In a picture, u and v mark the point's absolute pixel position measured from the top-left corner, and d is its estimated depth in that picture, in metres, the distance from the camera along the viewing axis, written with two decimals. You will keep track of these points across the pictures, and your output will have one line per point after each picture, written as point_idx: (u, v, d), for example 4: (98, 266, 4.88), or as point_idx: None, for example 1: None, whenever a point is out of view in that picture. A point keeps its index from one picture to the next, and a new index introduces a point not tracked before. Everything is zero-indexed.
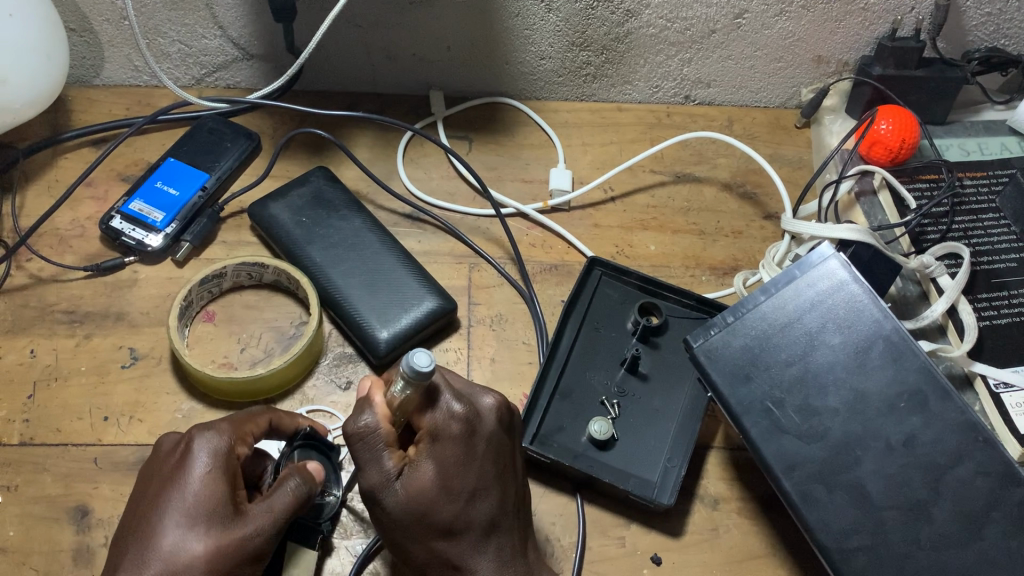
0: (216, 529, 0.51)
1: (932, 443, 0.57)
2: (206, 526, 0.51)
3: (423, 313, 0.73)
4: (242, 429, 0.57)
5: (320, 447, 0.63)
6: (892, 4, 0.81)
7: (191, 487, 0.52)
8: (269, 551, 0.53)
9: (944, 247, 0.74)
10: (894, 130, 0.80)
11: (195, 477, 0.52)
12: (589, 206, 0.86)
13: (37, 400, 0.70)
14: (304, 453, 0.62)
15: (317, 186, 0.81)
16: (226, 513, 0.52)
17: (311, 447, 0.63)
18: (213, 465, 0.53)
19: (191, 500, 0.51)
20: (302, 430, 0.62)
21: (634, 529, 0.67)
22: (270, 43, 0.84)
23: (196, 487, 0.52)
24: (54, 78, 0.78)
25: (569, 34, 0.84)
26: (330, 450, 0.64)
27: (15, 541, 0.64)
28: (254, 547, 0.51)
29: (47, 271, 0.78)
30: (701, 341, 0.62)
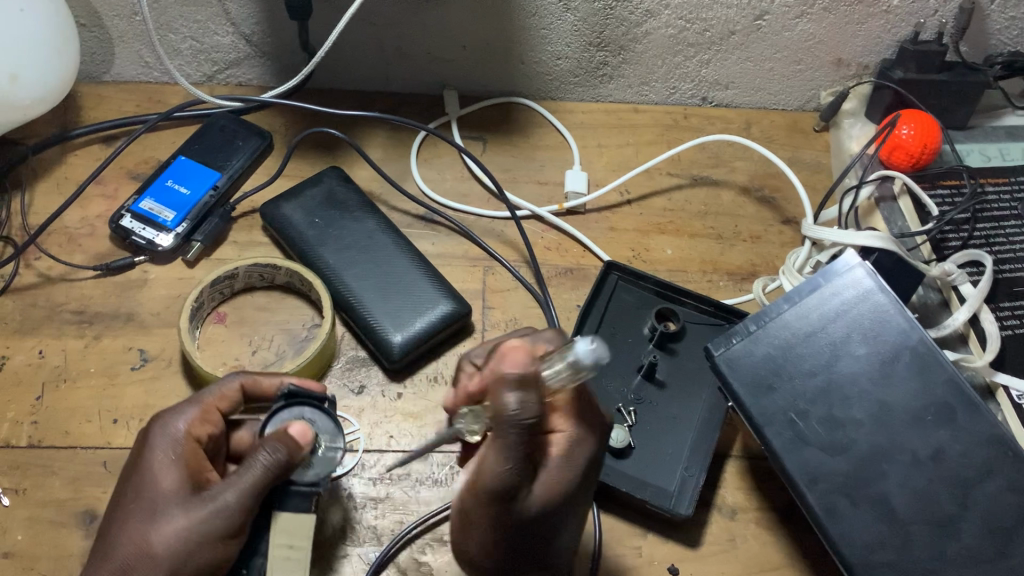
0: (170, 512, 0.51)
1: (960, 457, 0.56)
2: (160, 508, 0.52)
3: (437, 316, 0.72)
4: (205, 409, 0.58)
5: (309, 399, 0.58)
6: (916, 6, 0.80)
7: (146, 474, 0.54)
8: (244, 522, 0.51)
9: (965, 254, 0.73)
10: (916, 135, 0.79)
11: (151, 465, 0.54)
12: (604, 209, 0.85)
13: (45, 401, 0.69)
14: (289, 410, 0.57)
15: (330, 186, 0.80)
16: (181, 497, 0.52)
17: (296, 401, 0.58)
18: (167, 452, 0.55)
19: (145, 489, 0.53)
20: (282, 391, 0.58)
21: (651, 539, 0.66)
22: (283, 40, 0.83)
23: (151, 476, 0.53)
24: (64, 74, 0.77)
25: (587, 34, 0.82)
26: (322, 400, 0.59)
27: (22, 545, 0.63)
28: (218, 522, 0.50)
29: (56, 270, 0.77)
30: (722, 350, 0.60)
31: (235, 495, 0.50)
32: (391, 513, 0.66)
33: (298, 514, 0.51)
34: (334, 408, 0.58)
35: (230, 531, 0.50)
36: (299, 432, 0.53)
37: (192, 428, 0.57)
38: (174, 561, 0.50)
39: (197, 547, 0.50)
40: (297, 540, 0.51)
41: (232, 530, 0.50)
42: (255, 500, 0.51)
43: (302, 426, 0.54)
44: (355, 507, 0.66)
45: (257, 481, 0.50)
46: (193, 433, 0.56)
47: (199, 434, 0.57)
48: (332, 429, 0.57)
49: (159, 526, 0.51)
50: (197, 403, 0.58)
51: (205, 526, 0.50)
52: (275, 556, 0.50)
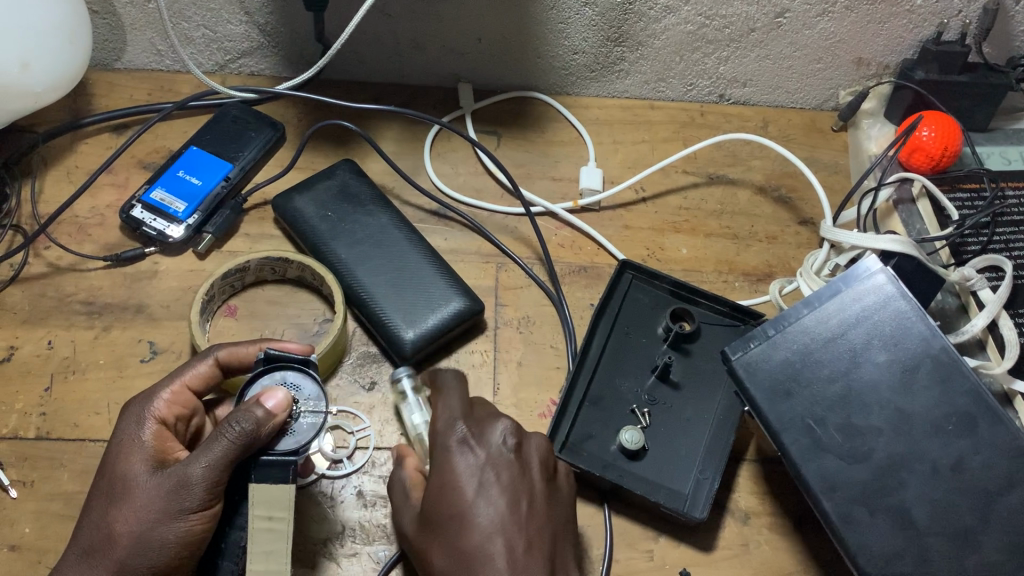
0: (133, 493, 0.51)
1: (981, 468, 0.56)
2: (121, 492, 0.52)
3: (450, 313, 0.72)
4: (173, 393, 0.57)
5: (290, 363, 0.56)
6: (940, 6, 0.78)
7: (114, 460, 0.54)
8: (206, 501, 0.51)
9: (986, 259, 0.71)
10: (937, 138, 0.78)
11: (119, 449, 0.54)
12: (619, 206, 0.84)
13: (54, 393, 0.69)
14: (269, 376, 0.55)
15: (343, 180, 0.79)
16: (146, 476, 0.52)
17: (277, 366, 0.55)
18: (134, 435, 0.55)
19: (111, 473, 0.53)
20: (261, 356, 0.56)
21: (663, 542, 0.66)
22: (297, 30, 0.82)
23: (120, 459, 0.54)
24: (75, 62, 0.76)
25: (604, 29, 0.81)
26: (304, 363, 0.56)
27: (30, 538, 0.63)
28: (180, 498, 0.50)
29: (66, 260, 0.76)
30: (740, 354, 0.60)
31: (199, 470, 0.50)
32: None
33: (276, 484, 0.50)
34: (317, 371, 0.56)
35: (194, 506, 0.51)
36: (273, 401, 0.52)
37: (162, 409, 0.57)
38: (138, 541, 0.50)
39: (158, 525, 0.50)
40: (276, 511, 0.49)
41: (195, 505, 0.51)
42: (221, 474, 0.50)
43: (276, 395, 0.52)
44: (365, 505, 0.66)
45: (222, 456, 0.50)
46: (163, 415, 0.56)
47: (171, 415, 0.57)
48: (317, 395, 0.54)
49: (122, 509, 0.51)
50: (170, 384, 0.58)
51: (166, 503, 0.50)
52: (257, 527, 0.49)
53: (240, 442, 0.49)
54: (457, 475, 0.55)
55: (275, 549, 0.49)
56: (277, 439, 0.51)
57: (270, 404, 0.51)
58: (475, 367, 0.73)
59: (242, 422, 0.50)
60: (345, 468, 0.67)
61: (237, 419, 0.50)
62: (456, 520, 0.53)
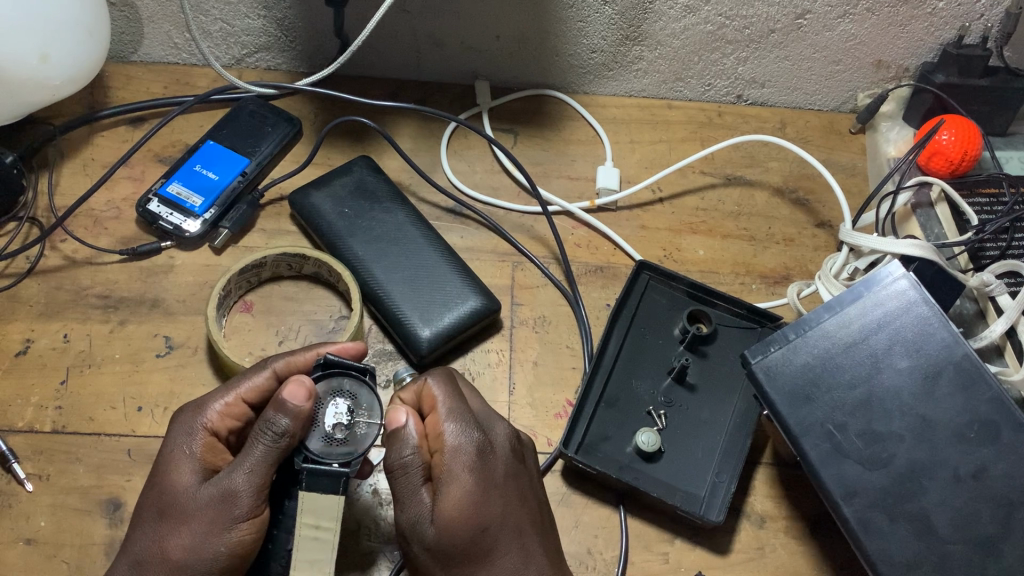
0: (181, 506, 0.52)
1: (1004, 477, 0.56)
2: (170, 503, 0.52)
3: (466, 312, 0.71)
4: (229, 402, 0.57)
5: (347, 369, 0.55)
6: (963, 9, 0.78)
7: (162, 470, 0.54)
8: (253, 511, 0.52)
9: (1004, 265, 0.69)
10: (956, 142, 0.77)
11: (167, 460, 0.54)
12: (636, 207, 0.84)
13: (69, 386, 0.69)
14: (327, 383, 0.54)
15: (360, 176, 0.79)
16: (194, 486, 0.53)
17: (334, 372, 0.55)
18: (183, 445, 0.55)
19: (159, 486, 0.53)
20: (319, 360, 0.55)
21: (678, 545, 0.66)
22: (315, 25, 0.82)
23: (168, 469, 0.54)
24: (93, 54, 0.76)
25: (623, 28, 0.81)
26: (361, 371, 0.55)
27: (46, 532, 0.63)
28: (228, 508, 0.51)
29: (82, 253, 0.76)
30: (760, 358, 0.60)
31: (244, 479, 0.51)
32: None
33: (328, 493, 0.50)
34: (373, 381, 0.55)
35: (243, 514, 0.51)
36: (296, 392, 0.51)
37: (214, 420, 0.56)
38: (192, 555, 0.51)
39: (210, 537, 0.51)
40: (323, 520, 0.50)
41: (244, 514, 0.52)
42: (264, 478, 0.52)
43: (298, 384, 0.51)
44: (382, 503, 0.65)
45: (263, 460, 0.51)
46: (215, 424, 0.56)
47: (223, 426, 0.57)
48: (372, 406, 0.54)
49: (172, 524, 0.51)
50: (226, 392, 0.57)
51: (215, 515, 0.51)
52: (302, 535, 0.49)
53: (276, 445, 0.51)
54: (475, 481, 0.53)
55: (318, 558, 0.49)
56: (328, 448, 0.52)
57: (295, 400, 0.50)
58: (491, 366, 0.73)
59: (276, 424, 0.50)
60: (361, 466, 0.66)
61: (269, 423, 0.50)
62: (483, 536, 0.53)
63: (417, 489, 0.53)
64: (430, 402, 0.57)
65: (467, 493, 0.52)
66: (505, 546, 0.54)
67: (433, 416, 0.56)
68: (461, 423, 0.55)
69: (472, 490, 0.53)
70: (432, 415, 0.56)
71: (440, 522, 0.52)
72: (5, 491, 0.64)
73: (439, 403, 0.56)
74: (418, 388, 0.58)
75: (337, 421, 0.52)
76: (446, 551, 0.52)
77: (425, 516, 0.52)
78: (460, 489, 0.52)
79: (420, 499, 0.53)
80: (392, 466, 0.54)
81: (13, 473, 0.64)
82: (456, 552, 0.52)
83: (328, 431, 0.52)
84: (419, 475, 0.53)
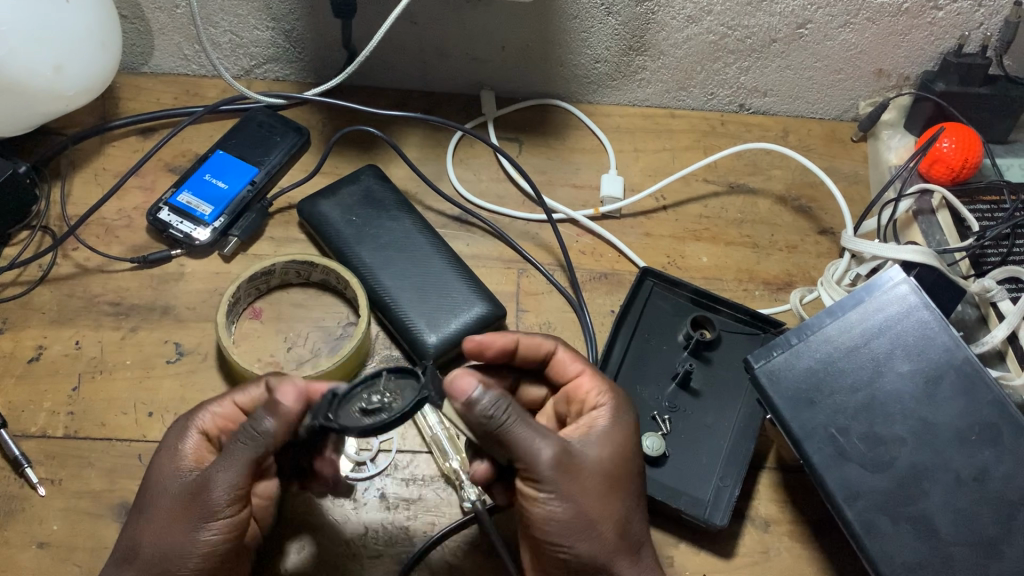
0: (157, 500, 0.53)
1: (1005, 479, 0.56)
2: (150, 502, 0.53)
3: (472, 318, 0.72)
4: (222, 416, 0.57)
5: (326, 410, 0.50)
6: (961, 19, 0.79)
7: (151, 470, 0.55)
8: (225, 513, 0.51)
9: (1006, 270, 0.70)
10: (957, 149, 0.78)
11: (157, 460, 0.55)
12: (640, 214, 0.85)
13: (81, 392, 0.70)
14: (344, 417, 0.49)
15: (367, 185, 0.80)
16: (172, 486, 0.53)
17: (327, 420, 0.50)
18: (174, 444, 0.56)
19: (147, 481, 0.54)
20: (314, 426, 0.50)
21: (683, 549, 0.66)
22: (324, 37, 0.83)
23: (156, 468, 0.55)
24: (105, 66, 0.77)
25: (626, 38, 0.82)
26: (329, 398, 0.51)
27: (58, 535, 0.63)
28: (199, 506, 0.51)
29: (94, 261, 0.77)
30: (763, 362, 0.61)
31: (216, 477, 0.51)
32: (423, 514, 0.66)
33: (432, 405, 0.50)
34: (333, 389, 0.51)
35: (214, 514, 0.51)
36: (286, 395, 0.53)
37: (207, 424, 0.57)
38: (162, 551, 0.51)
39: (181, 533, 0.51)
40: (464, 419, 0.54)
41: (214, 513, 0.51)
42: (237, 481, 0.51)
43: (297, 390, 0.53)
44: (389, 508, 0.66)
45: (246, 462, 0.51)
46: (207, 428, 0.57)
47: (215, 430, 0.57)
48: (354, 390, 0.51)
49: (146, 519, 0.52)
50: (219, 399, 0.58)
51: (187, 510, 0.51)
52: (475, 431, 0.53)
53: (257, 446, 0.51)
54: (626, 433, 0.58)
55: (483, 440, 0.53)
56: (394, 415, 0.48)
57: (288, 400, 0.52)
58: None
59: (259, 423, 0.52)
60: (368, 470, 0.67)
61: (253, 422, 0.52)
62: (632, 476, 0.56)
63: (538, 433, 0.53)
64: (574, 365, 0.62)
65: (617, 443, 0.56)
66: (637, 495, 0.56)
67: (580, 378, 0.62)
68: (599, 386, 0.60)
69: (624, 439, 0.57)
70: (576, 379, 0.62)
71: (586, 462, 0.54)
72: (18, 496, 0.65)
73: (580, 368, 0.62)
74: (547, 347, 0.63)
75: (365, 406, 0.49)
76: (597, 488, 0.54)
77: (566, 457, 0.53)
78: (610, 436, 0.56)
79: (549, 439, 0.53)
80: (489, 421, 0.52)
81: (26, 477, 0.65)
82: (607, 490, 0.54)
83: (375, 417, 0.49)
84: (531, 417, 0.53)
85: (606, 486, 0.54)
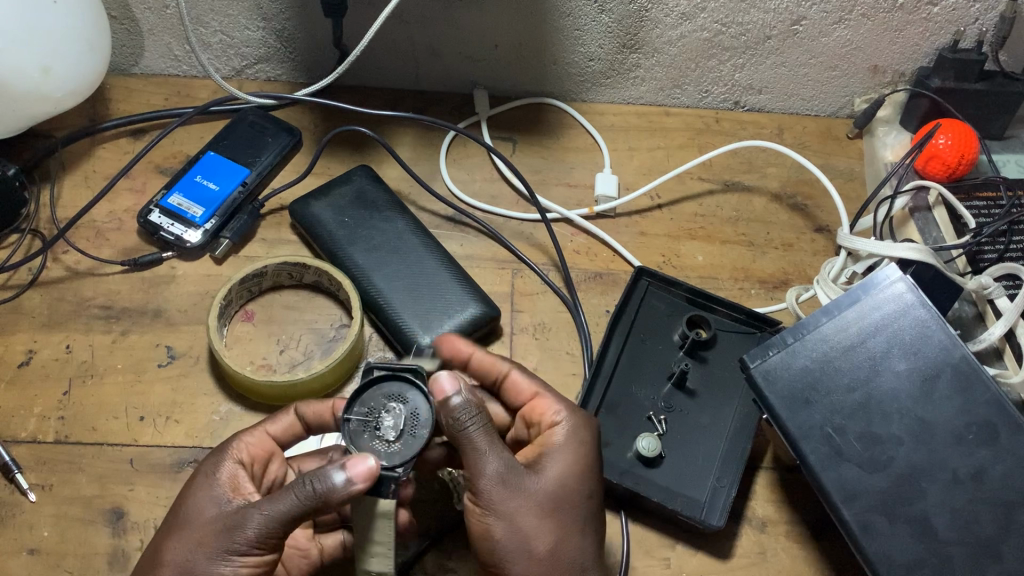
0: (187, 522, 0.51)
1: (1003, 478, 0.56)
2: (179, 523, 0.51)
3: (465, 319, 0.71)
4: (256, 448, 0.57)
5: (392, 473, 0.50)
6: (957, 14, 0.78)
7: (184, 490, 0.53)
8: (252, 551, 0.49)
9: (1001, 267, 0.69)
10: (953, 146, 0.77)
11: (190, 481, 0.54)
12: (635, 213, 0.84)
13: (72, 396, 0.69)
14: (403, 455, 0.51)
15: (359, 185, 0.79)
16: (204, 511, 0.51)
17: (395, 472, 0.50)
18: (209, 467, 0.54)
19: (181, 503, 0.52)
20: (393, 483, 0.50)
21: (680, 550, 0.66)
22: (315, 36, 0.82)
23: (193, 491, 0.53)
24: (94, 67, 0.76)
25: (619, 36, 0.81)
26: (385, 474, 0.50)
27: (49, 542, 0.63)
28: (229, 538, 0.49)
29: (84, 264, 0.76)
30: (758, 362, 0.60)
31: (257, 516, 0.49)
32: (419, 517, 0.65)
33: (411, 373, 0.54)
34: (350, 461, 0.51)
35: (243, 548, 0.49)
36: (358, 468, 0.48)
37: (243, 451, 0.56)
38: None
39: (203, 559, 0.49)
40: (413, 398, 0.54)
41: (242, 548, 0.49)
42: (278, 526, 0.49)
43: (364, 468, 0.48)
44: None
45: (290, 512, 0.49)
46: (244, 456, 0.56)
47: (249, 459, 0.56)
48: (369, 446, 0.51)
49: (172, 540, 0.50)
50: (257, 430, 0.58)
51: (217, 539, 0.49)
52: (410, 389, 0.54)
53: (309, 502, 0.49)
54: (582, 459, 0.55)
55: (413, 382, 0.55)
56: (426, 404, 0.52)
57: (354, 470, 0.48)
58: None
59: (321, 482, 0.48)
60: None
61: (314, 480, 0.49)
62: (582, 506, 0.53)
63: (494, 447, 0.52)
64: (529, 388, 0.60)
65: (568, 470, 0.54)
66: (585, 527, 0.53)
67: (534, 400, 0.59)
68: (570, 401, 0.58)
69: (575, 466, 0.54)
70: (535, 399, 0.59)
71: (535, 489, 0.52)
72: (9, 502, 0.64)
73: (538, 387, 0.59)
74: (501, 371, 0.61)
75: (385, 437, 0.51)
76: (537, 516, 0.51)
77: (512, 476, 0.52)
78: (571, 460, 0.54)
79: (496, 456, 0.52)
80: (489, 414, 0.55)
81: (16, 483, 0.65)
82: (551, 516, 0.52)
83: (410, 430, 0.52)
84: (488, 431, 0.52)
85: (551, 512, 0.52)
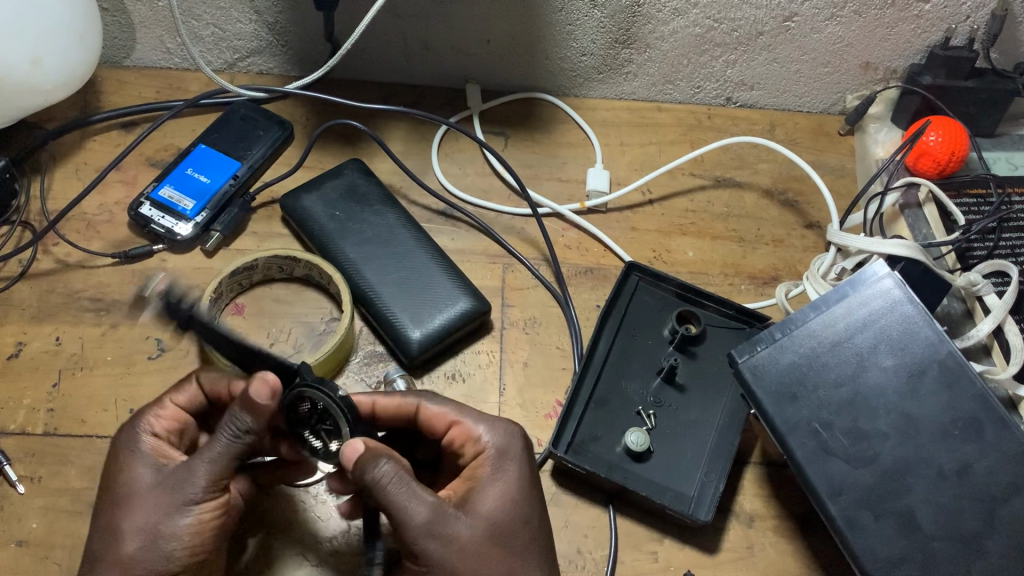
0: (133, 492, 0.51)
1: (987, 474, 0.56)
2: (123, 495, 0.51)
3: (456, 314, 0.72)
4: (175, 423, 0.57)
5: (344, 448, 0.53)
6: (948, 11, 0.78)
7: (113, 467, 0.53)
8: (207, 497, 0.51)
9: (991, 264, 0.68)
10: (943, 143, 0.78)
11: (116, 462, 0.53)
12: (626, 209, 0.84)
13: (61, 389, 0.69)
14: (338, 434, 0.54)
15: (351, 179, 0.79)
16: (146, 479, 0.52)
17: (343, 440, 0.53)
18: (129, 444, 0.54)
19: (115, 480, 0.52)
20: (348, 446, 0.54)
21: (667, 545, 0.66)
22: (306, 30, 0.82)
23: (121, 468, 0.52)
24: (85, 58, 0.76)
25: (613, 31, 0.81)
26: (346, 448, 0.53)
27: (37, 534, 0.63)
28: (180, 494, 0.50)
29: (74, 256, 0.76)
30: (747, 357, 0.60)
31: (201, 466, 0.50)
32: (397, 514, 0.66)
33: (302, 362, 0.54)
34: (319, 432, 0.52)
35: (195, 497, 0.50)
36: (261, 392, 0.49)
37: (154, 424, 0.56)
38: (147, 539, 0.49)
39: (161, 519, 0.50)
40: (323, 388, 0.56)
41: (195, 497, 0.50)
42: (223, 468, 0.50)
43: (262, 379, 0.49)
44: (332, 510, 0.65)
45: (224, 452, 0.50)
46: (155, 429, 0.55)
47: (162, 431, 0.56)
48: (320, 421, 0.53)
49: (126, 508, 0.50)
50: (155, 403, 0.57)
51: (168, 496, 0.50)
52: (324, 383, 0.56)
53: (240, 440, 0.50)
54: (518, 478, 0.56)
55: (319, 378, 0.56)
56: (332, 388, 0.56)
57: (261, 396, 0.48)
58: (482, 367, 0.73)
59: (241, 420, 0.49)
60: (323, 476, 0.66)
61: (234, 417, 0.49)
62: (523, 528, 0.54)
63: (417, 494, 0.49)
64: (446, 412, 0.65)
65: (504, 493, 0.55)
66: (536, 544, 0.54)
67: (456, 427, 0.58)
68: (491, 423, 0.58)
69: (510, 488, 0.55)
70: (454, 428, 0.58)
71: (482, 516, 0.52)
72: None
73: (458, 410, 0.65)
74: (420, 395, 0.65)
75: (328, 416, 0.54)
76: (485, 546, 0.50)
77: (440, 518, 0.49)
78: (499, 487, 0.55)
79: (422, 500, 0.49)
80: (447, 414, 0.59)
81: (5, 475, 0.65)
82: (494, 543, 0.51)
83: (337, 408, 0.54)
84: (406, 480, 0.49)
85: (495, 540, 0.51)
